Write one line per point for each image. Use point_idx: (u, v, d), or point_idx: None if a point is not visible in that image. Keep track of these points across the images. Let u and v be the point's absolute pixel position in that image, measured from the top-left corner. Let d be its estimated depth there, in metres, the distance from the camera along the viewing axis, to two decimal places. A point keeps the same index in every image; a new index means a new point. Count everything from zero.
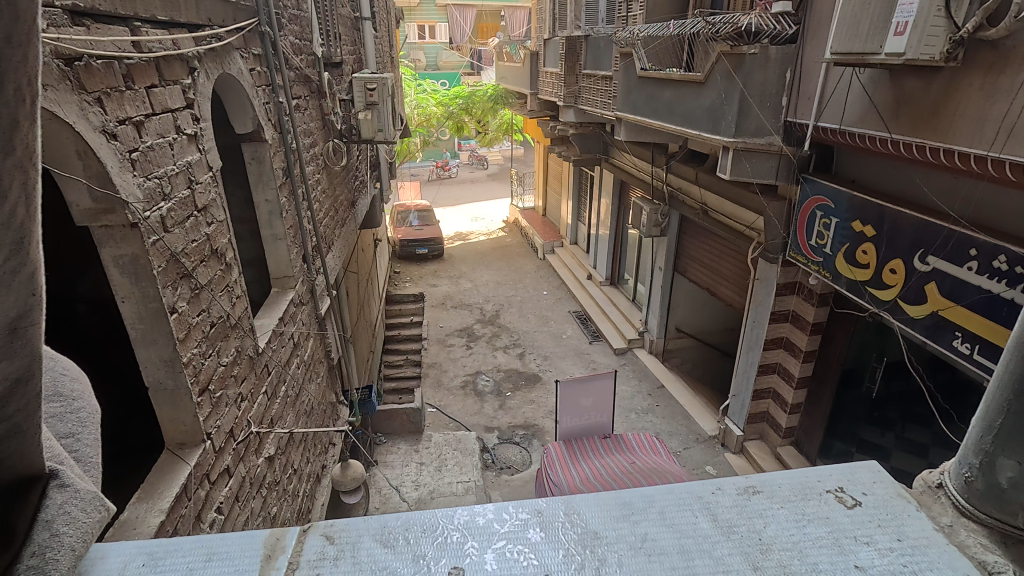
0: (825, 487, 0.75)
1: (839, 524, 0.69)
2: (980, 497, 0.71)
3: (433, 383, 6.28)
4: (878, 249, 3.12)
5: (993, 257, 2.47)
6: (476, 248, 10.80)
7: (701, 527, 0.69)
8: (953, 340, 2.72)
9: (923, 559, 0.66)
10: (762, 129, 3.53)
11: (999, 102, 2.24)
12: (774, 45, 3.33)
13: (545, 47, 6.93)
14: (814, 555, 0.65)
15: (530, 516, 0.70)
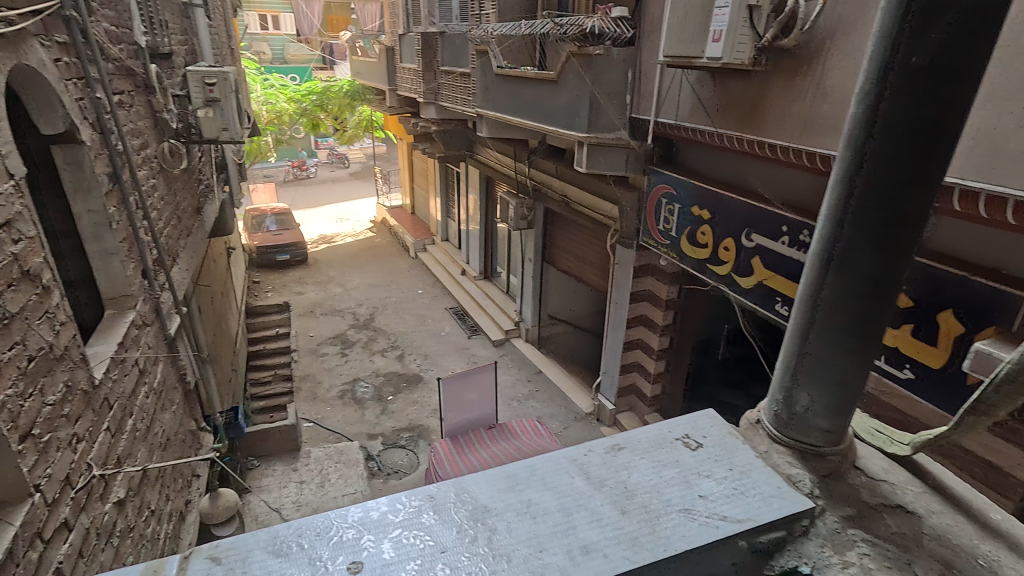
0: (675, 437, 0.90)
1: (686, 464, 0.84)
2: (785, 423, 0.98)
3: (308, 396, 5.93)
4: (714, 230, 3.54)
5: (801, 232, 2.93)
6: (343, 251, 10.36)
7: (574, 486, 0.79)
8: (775, 305, 3.19)
9: (748, 481, 0.83)
10: (612, 125, 3.86)
11: (797, 102, 2.66)
12: (617, 46, 3.66)
13: (400, 42, 6.82)
14: (668, 493, 0.78)
15: (423, 502, 0.75)
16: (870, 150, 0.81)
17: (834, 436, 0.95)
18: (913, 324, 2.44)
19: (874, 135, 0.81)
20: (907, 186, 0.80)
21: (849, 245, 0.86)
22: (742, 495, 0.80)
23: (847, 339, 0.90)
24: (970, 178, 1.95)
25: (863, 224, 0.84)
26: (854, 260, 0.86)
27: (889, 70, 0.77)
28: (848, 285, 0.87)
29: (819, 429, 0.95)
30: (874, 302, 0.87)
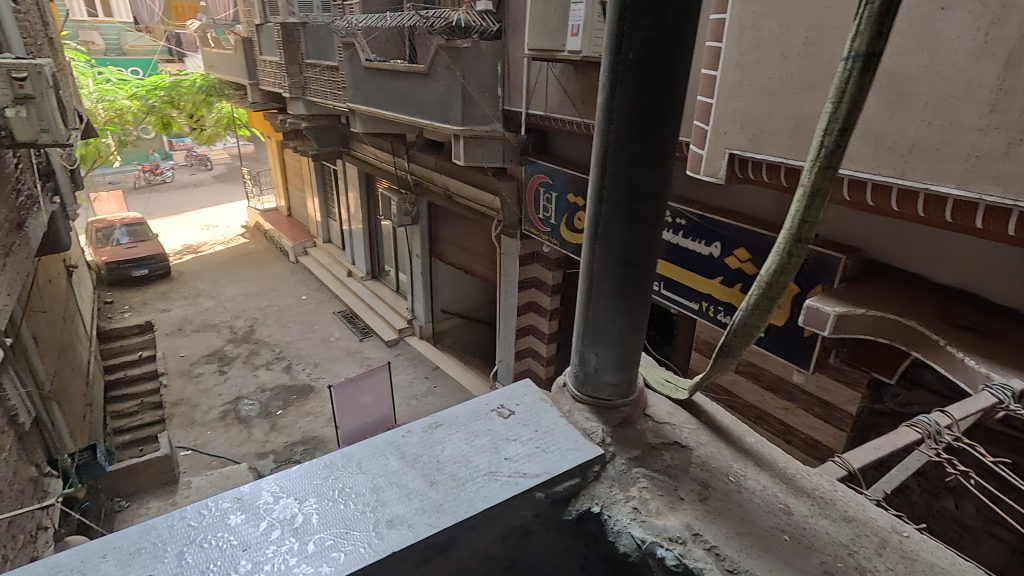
0: (492, 409, 0.99)
1: (497, 432, 0.93)
2: (584, 383, 1.03)
3: (183, 423, 5.40)
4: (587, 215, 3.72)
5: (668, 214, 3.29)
6: (213, 260, 9.49)
7: (389, 466, 0.85)
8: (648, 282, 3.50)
9: (548, 439, 0.92)
10: (486, 118, 3.90)
11: None
12: (484, 40, 3.72)
13: (258, 33, 6.35)
14: (476, 460, 0.86)
15: (231, 504, 0.78)
16: (610, 136, 0.90)
17: (622, 387, 1.02)
18: None
19: (611, 123, 0.89)
20: (642, 165, 0.89)
21: (607, 220, 0.94)
22: (543, 452, 0.89)
23: (620, 301, 0.98)
24: (792, 158, 2.11)
25: (615, 200, 0.93)
26: (612, 233, 0.94)
27: (615, 65, 0.86)
28: (612, 255, 0.96)
29: (608, 385, 1.02)
30: (636, 268, 0.96)
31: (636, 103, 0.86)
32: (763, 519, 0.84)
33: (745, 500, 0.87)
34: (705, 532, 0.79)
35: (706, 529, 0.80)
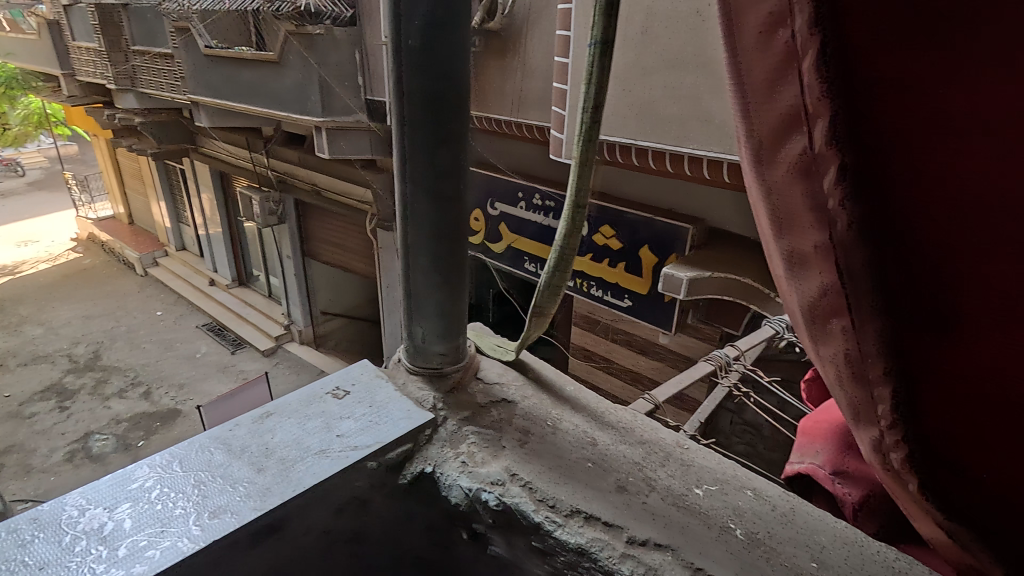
0: (322, 392, 0.84)
1: (333, 410, 0.80)
2: (416, 362, 0.92)
3: (17, 473, 4.61)
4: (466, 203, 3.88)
5: (533, 196, 3.41)
6: (37, 282, 8.12)
7: (214, 459, 0.72)
8: (525, 264, 3.64)
9: (387, 410, 0.81)
10: (348, 108, 3.75)
11: (511, 80, 3.10)
12: (338, 27, 3.53)
13: (67, 15, 5.50)
14: (310, 442, 0.74)
15: (18, 529, 0.63)
16: (401, 106, 0.81)
17: (449, 355, 0.91)
18: (624, 261, 3.12)
19: (401, 92, 0.81)
20: (443, 135, 0.83)
21: (412, 193, 0.86)
22: (371, 425, 0.78)
23: (435, 276, 0.89)
24: (642, 139, 2.22)
25: (417, 172, 0.84)
26: (418, 206, 0.86)
27: (396, 20, 0.77)
28: (420, 229, 0.87)
29: (435, 352, 0.91)
30: (447, 241, 0.88)
31: (425, 73, 0.79)
32: (591, 450, 0.80)
33: (575, 432, 0.84)
34: (524, 469, 0.73)
35: (530, 465, 0.74)
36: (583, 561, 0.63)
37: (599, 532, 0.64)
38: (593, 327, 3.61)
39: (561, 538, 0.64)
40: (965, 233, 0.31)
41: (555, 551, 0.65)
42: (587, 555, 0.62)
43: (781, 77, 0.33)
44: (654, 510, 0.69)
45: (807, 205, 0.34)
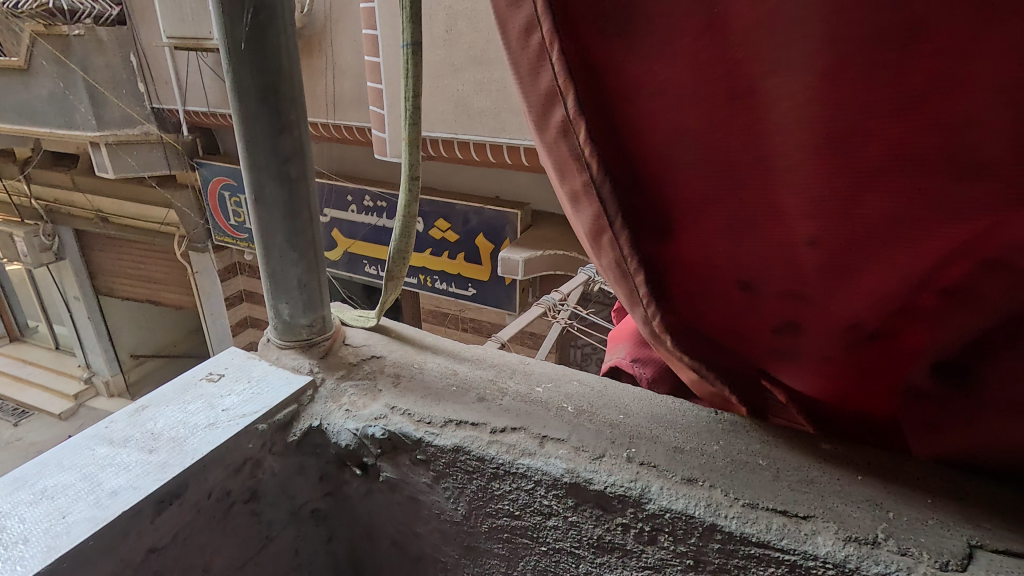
0: (192, 375, 0.62)
1: (210, 393, 0.59)
2: (290, 344, 0.66)
3: None
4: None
5: (364, 198, 3.47)
6: None
7: (97, 452, 0.51)
8: (364, 267, 3.70)
9: (275, 381, 0.61)
10: (129, 118, 3.36)
11: (320, 80, 3.06)
12: (102, 26, 3.14)
13: None
14: (185, 432, 0.53)
15: None
16: (232, 44, 0.54)
17: (317, 323, 0.67)
18: (462, 251, 3.31)
19: (231, 24, 0.53)
20: (293, 93, 0.57)
21: (249, 165, 0.59)
22: (256, 394, 0.59)
23: (295, 264, 0.63)
24: (461, 132, 2.40)
25: (258, 138, 0.57)
26: (261, 183, 0.59)
27: None
28: (271, 212, 0.60)
29: (302, 326, 0.66)
30: (305, 231, 0.63)
31: (269, 8, 0.53)
32: (509, 362, 0.68)
33: (479, 350, 0.72)
34: (395, 388, 0.62)
35: (410, 383, 0.63)
36: (461, 460, 0.55)
37: (474, 429, 0.56)
38: (442, 321, 3.76)
39: (437, 446, 0.56)
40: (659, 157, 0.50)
41: (435, 461, 0.57)
42: (464, 453, 0.55)
43: (539, 65, 0.48)
44: (573, 400, 0.61)
45: (564, 152, 0.51)
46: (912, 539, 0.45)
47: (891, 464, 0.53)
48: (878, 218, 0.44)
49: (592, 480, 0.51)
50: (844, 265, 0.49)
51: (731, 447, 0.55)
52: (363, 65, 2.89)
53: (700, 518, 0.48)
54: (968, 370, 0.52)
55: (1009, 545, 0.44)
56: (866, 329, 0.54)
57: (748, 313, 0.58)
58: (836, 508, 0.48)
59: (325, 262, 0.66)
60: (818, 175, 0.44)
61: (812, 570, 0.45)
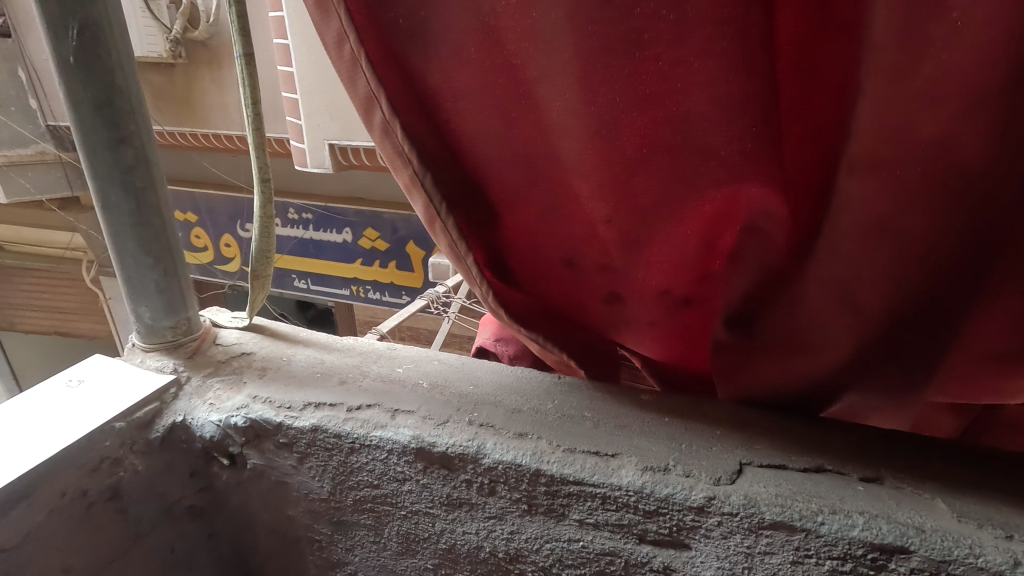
0: (52, 383, 0.63)
1: (69, 397, 0.61)
2: (155, 346, 0.68)
3: None
4: (207, 231, 3.73)
5: (287, 211, 3.45)
6: None
7: None
8: (293, 281, 3.64)
9: (138, 381, 0.63)
10: (21, 137, 3.15)
11: (231, 92, 3.13)
12: None
13: None
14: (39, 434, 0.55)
15: None
16: (62, 61, 0.56)
17: (182, 325, 0.69)
18: (393, 259, 3.33)
19: (57, 39, 0.55)
20: (130, 104, 0.60)
21: (92, 176, 0.61)
22: (116, 395, 0.61)
23: (150, 268, 0.65)
24: None
25: (97, 150, 0.59)
26: (106, 193, 0.61)
27: None
28: (120, 221, 0.63)
29: (165, 328, 0.68)
30: (158, 237, 0.65)
31: (96, 24, 0.56)
32: (373, 349, 0.73)
33: (347, 339, 0.76)
34: (260, 379, 0.65)
35: (276, 374, 0.66)
36: (321, 439, 0.60)
37: (332, 409, 0.60)
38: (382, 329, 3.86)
39: (297, 428, 0.60)
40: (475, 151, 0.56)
41: (297, 443, 0.61)
42: (322, 431, 0.59)
43: (354, 74, 0.52)
44: (429, 375, 0.67)
45: (391, 150, 0.56)
46: (696, 463, 0.53)
47: (697, 408, 0.62)
48: (653, 193, 0.53)
49: (435, 442, 0.56)
50: (636, 237, 0.57)
51: (563, 404, 0.62)
52: (276, 75, 2.84)
53: (526, 465, 0.54)
54: (753, 322, 0.59)
55: (771, 460, 0.54)
56: (674, 293, 0.62)
57: (578, 288, 0.65)
58: (641, 444, 0.56)
59: (185, 266, 0.69)
60: (596, 160, 0.52)
61: (618, 498, 0.53)
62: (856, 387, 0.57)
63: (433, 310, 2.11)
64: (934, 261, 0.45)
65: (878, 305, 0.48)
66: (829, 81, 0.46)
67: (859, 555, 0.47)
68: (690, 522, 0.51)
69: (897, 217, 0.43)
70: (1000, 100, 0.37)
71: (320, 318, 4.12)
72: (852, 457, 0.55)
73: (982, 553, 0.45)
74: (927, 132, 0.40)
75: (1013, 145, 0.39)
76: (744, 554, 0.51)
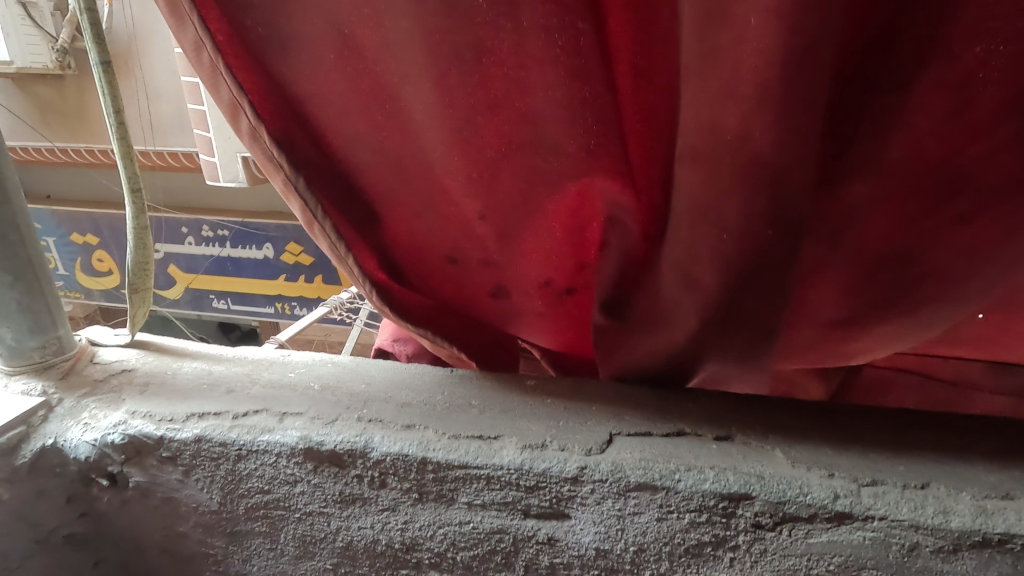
0: None
1: None
2: (23, 367, 0.66)
3: None
4: (111, 254, 3.46)
5: (200, 228, 3.29)
6: None
7: None
8: (212, 302, 3.47)
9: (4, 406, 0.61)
10: None
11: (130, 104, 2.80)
12: None
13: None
14: None
15: None
16: None
17: (52, 345, 0.67)
18: (319, 273, 3.24)
19: None
20: None
21: None
22: None
23: (10, 286, 0.63)
24: None
25: None
26: None
27: None
28: None
29: (33, 349, 0.66)
30: (17, 255, 0.62)
31: None
32: (266, 357, 0.72)
33: (239, 350, 0.75)
34: (140, 395, 0.63)
35: (160, 388, 0.65)
36: (206, 449, 0.59)
37: (216, 418, 0.60)
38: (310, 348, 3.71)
39: (179, 440, 0.59)
40: (347, 155, 0.58)
41: (181, 455, 0.59)
42: (206, 441, 0.59)
43: (216, 80, 0.53)
44: (321, 378, 0.68)
45: (261, 155, 0.56)
46: (570, 438, 0.57)
47: (579, 389, 0.67)
48: (517, 188, 0.57)
49: (323, 441, 0.57)
50: (508, 230, 0.61)
51: (453, 395, 0.65)
52: (182, 86, 2.72)
53: (413, 455, 0.56)
54: (627, 307, 0.64)
55: (638, 429, 0.59)
56: (551, 282, 0.66)
57: (462, 284, 0.68)
58: (521, 426, 0.59)
59: (52, 284, 0.67)
60: (461, 159, 0.55)
61: (501, 477, 0.55)
62: (715, 361, 0.63)
63: (342, 317, 2.05)
64: (751, 244, 0.50)
65: (716, 285, 0.54)
66: (658, 82, 0.52)
67: (712, 506, 0.52)
68: (567, 493, 0.55)
69: (716, 204, 0.49)
70: (784, 97, 0.43)
71: (245, 339, 3.93)
72: (711, 421, 0.61)
73: (809, 492, 0.51)
74: (730, 126, 0.45)
75: (797, 138, 0.45)
76: (616, 517, 0.55)
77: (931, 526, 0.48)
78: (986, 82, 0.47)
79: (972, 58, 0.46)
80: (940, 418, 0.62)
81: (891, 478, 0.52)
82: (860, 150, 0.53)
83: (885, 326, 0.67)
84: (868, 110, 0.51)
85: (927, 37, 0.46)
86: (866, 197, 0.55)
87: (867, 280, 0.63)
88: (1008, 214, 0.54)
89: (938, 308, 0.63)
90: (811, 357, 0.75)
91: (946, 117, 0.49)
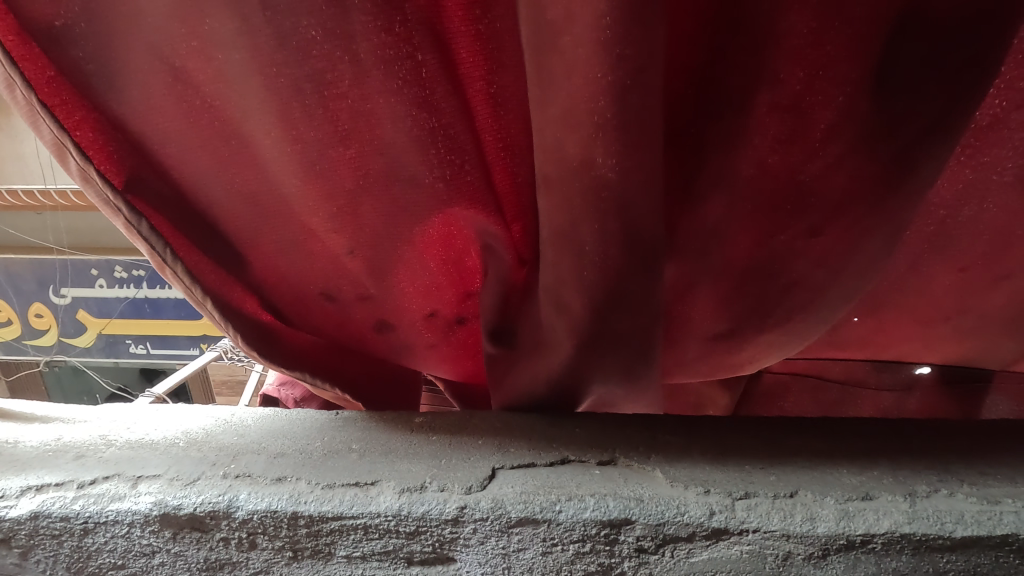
0: None
1: None
2: None
3: None
4: (10, 303, 3.13)
5: (113, 269, 2.98)
6: None
7: None
8: (129, 347, 3.19)
9: None
10: None
11: (25, 142, 2.35)
12: None
13: None
14: None
15: None
16: None
17: None
18: None
19: None
20: None
21: None
22: None
23: None
24: None
25: None
26: None
27: None
28: None
29: None
30: None
31: None
32: (129, 416, 0.67)
33: (101, 411, 0.68)
34: None
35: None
36: (44, 526, 0.53)
37: (58, 490, 0.54)
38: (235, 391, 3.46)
39: (12, 519, 0.52)
40: (198, 193, 0.54)
41: (17, 536, 0.53)
42: (44, 517, 0.52)
43: (35, 120, 0.48)
44: (188, 434, 0.63)
45: (96, 198, 0.51)
46: (452, 477, 0.56)
47: (467, 423, 0.65)
48: (382, 219, 0.55)
49: (180, 505, 0.52)
50: (380, 263, 0.59)
51: (333, 440, 0.62)
52: None
53: (283, 510, 0.52)
54: (513, 334, 0.63)
55: (522, 461, 0.58)
56: (435, 314, 0.65)
57: (343, 322, 0.65)
58: (401, 469, 0.57)
59: None
60: (319, 194, 0.53)
61: (378, 526, 0.52)
62: (600, 383, 0.63)
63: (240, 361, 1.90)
64: (611, 269, 0.51)
65: (585, 309, 0.53)
66: (514, 111, 0.52)
67: (594, 535, 0.51)
68: (449, 535, 0.52)
69: (573, 229, 0.49)
70: (622, 123, 0.43)
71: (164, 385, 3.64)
72: (596, 445, 0.61)
73: (686, 511, 0.51)
74: (576, 154, 0.46)
75: (639, 164, 0.46)
76: (501, 556, 0.52)
77: (800, 533, 0.50)
78: (813, 104, 0.50)
79: (797, 82, 0.49)
80: (814, 424, 0.65)
81: (763, 489, 0.53)
82: (711, 171, 0.55)
83: (763, 336, 0.69)
84: (711, 135, 0.53)
85: (754, 64, 0.48)
86: (723, 215, 0.57)
87: (739, 295, 0.65)
88: (851, 224, 0.57)
89: (807, 316, 0.66)
90: (701, 371, 0.76)
91: (782, 138, 0.52)
